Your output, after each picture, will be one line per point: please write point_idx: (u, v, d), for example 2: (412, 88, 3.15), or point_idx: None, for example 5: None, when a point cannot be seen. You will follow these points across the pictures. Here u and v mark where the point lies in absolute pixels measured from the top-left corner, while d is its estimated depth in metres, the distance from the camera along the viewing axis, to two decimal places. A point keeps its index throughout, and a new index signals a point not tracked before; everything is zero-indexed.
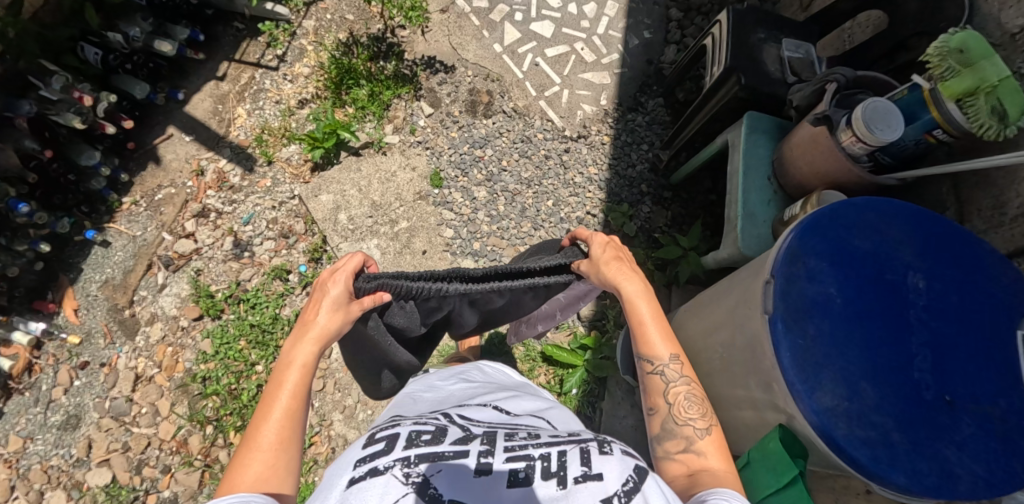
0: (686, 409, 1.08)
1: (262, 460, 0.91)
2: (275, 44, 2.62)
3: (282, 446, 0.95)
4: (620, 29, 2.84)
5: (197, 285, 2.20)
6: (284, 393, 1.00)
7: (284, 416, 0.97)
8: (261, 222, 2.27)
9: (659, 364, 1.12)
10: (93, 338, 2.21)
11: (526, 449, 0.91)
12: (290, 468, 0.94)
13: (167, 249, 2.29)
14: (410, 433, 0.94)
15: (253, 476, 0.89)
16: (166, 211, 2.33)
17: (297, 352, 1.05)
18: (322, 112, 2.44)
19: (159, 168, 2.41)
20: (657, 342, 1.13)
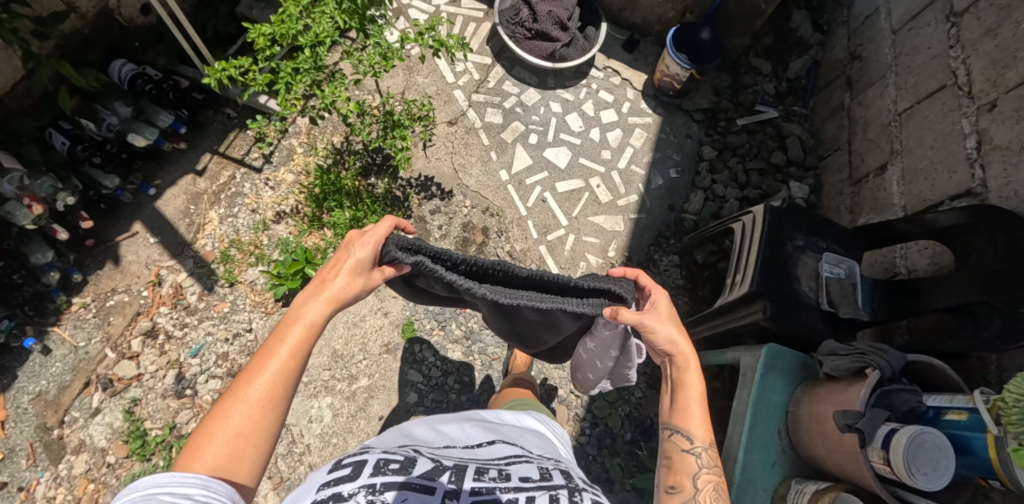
0: (714, 498, 1.05)
1: (231, 433, 0.90)
2: (262, 140, 2.38)
3: (262, 413, 0.94)
4: (644, 165, 2.57)
5: (131, 418, 2.01)
6: (280, 348, 0.99)
7: (267, 388, 0.95)
8: (211, 355, 2.07)
9: (696, 445, 1.10)
10: (15, 457, 1.99)
11: (494, 493, 0.78)
12: (256, 453, 0.93)
13: (108, 368, 2.09)
14: (378, 459, 0.81)
15: (223, 441, 0.89)
16: (115, 322, 2.14)
17: (306, 310, 1.05)
18: (297, 234, 2.22)
19: (116, 270, 2.21)
20: (696, 423, 1.13)
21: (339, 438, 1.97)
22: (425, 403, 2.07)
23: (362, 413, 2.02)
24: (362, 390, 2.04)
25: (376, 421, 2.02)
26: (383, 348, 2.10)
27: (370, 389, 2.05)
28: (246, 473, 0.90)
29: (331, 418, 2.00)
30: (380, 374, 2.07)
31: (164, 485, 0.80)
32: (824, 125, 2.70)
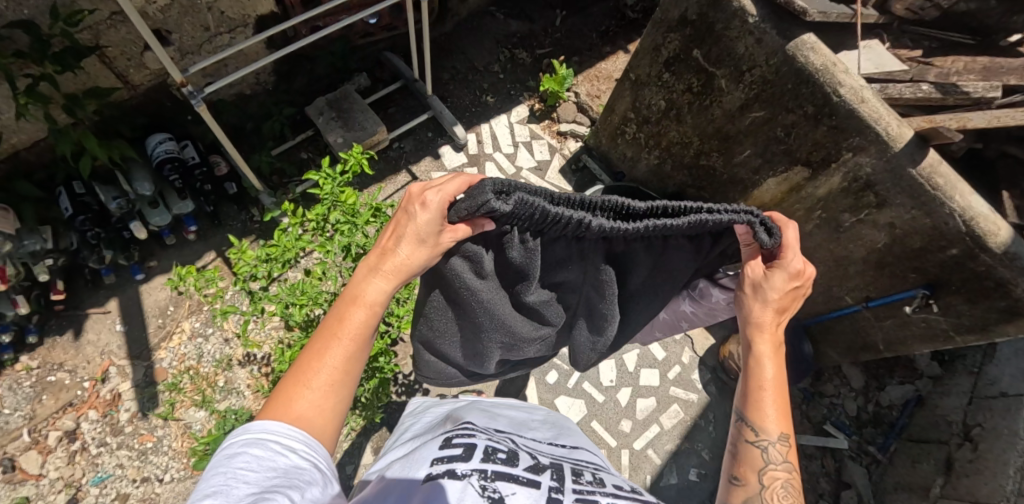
0: (781, 496, 0.98)
1: (312, 398, 0.91)
2: None
3: (337, 382, 0.93)
4: (664, 453, 2.13)
5: None
6: (345, 331, 0.95)
7: (339, 362, 0.94)
8: (112, 491, 1.87)
9: (764, 438, 1.03)
10: None
11: (594, 495, 0.89)
12: (337, 408, 0.94)
13: (12, 453, 1.91)
14: (487, 448, 0.95)
15: (310, 396, 0.91)
16: (45, 403, 1.98)
17: (367, 289, 0.98)
18: (253, 395, 2.00)
19: (73, 343, 2.05)
20: (771, 416, 1.03)
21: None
22: None
23: None
24: None
25: None
26: None
27: None
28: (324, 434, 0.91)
29: None
30: None
31: (269, 433, 0.85)
32: (891, 493, 2.19)
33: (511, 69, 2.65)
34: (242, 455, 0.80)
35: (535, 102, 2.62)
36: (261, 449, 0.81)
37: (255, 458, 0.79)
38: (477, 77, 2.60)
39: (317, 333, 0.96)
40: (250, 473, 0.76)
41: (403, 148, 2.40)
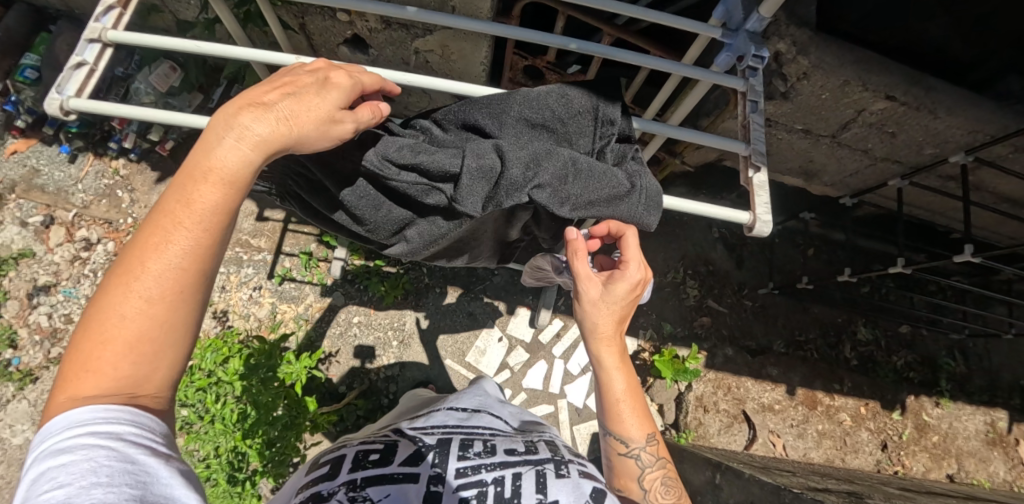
0: (660, 493, 1.03)
1: (127, 333, 0.65)
2: (288, 272, 2.12)
3: (176, 290, 0.68)
4: None
5: (16, 257, 2.17)
6: (183, 213, 0.69)
7: (179, 262, 0.69)
8: (72, 306, 2.14)
9: (633, 446, 1.04)
10: None
11: (479, 474, 0.85)
12: (180, 337, 0.69)
13: (61, 218, 2.23)
14: (357, 456, 0.90)
15: (124, 334, 0.65)
16: (103, 205, 2.24)
17: (223, 141, 0.72)
18: None
19: (152, 182, 2.25)
20: (633, 424, 1.04)
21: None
22: None
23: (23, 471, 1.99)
24: None
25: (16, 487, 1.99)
26: None
27: None
28: (158, 386, 0.67)
29: (16, 444, 2.02)
30: None
31: (81, 428, 0.60)
32: None
33: (658, 297, 2.27)
34: (46, 472, 0.56)
35: (646, 350, 2.20)
36: (75, 447, 0.58)
37: (67, 463, 0.57)
38: None
39: (130, 246, 0.68)
40: (59, 491, 0.54)
41: (493, 277, 2.15)
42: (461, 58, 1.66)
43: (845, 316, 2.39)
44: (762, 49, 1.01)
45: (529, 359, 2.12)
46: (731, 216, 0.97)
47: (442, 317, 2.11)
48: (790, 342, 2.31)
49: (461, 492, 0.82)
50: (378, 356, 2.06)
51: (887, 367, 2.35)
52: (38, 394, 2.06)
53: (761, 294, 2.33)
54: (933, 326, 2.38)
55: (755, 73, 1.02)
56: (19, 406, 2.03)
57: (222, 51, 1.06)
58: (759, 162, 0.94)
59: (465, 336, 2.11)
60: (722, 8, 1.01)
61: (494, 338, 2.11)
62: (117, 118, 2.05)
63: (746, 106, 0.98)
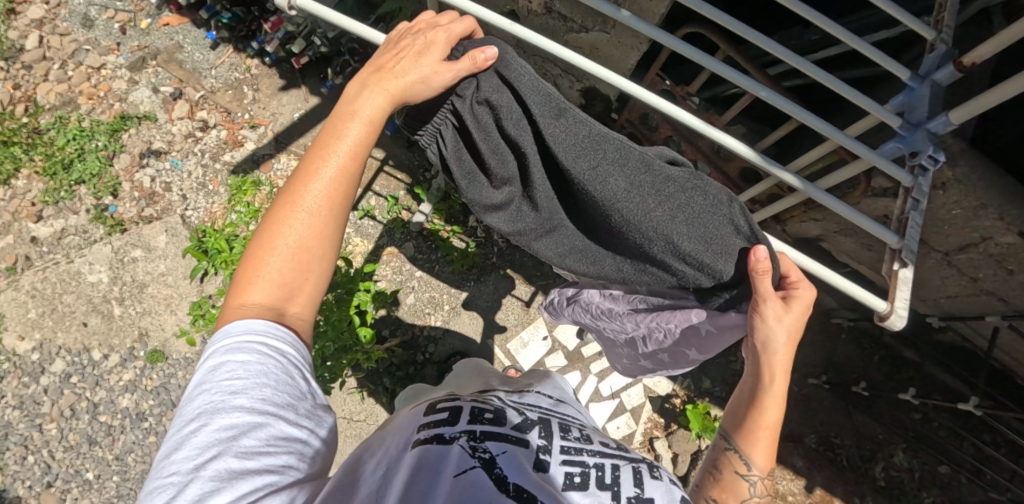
0: None
1: (280, 262, 0.76)
2: (371, 210, 2.20)
3: (325, 216, 0.79)
4: None
5: (142, 118, 2.36)
6: (338, 148, 0.81)
7: (326, 191, 0.80)
8: (174, 176, 2.30)
9: (750, 474, 0.93)
10: (139, 39, 2.45)
11: (581, 456, 0.82)
12: (325, 265, 0.80)
13: (189, 96, 2.39)
14: (473, 407, 0.84)
15: (284, 255, 0.76)
16: (228, 95, 2.39)
17: (364, 102, 0.84)
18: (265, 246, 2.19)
19: (276, 88, 2.38)
20: (761, 451, 0.93)
21: (65, 290, 2.19)
22: (86, 362, 2.15)
23: (91, 307, 2.18)
24: (111, 307, 2.18)
25: (80, 318, 2.17)
26: (147, 327, 2.17)
27: (104, 319, 2.17)
28: (302, 305, 0.77)
29: (92, 281, 2.20)
30: (125, 324, 2.17)
31: (253, 332, 0.70)
32: None
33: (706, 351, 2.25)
34: (227, 362, 0.67)
35: (679, 396, 2.13)
36: (247, 350, 0.68)
37: (242, 362, 0.67)
38: None
39: (284, 190, 0.79)
40: (236, 381, 0.65)
41: (557, 277, 2.16)
42: (606, 61, 1.69)
43: (888, 433, 2.27)
44: (940, 152, 0.98)
45: (565, 366, 2.12)
46: (866, 299, 0.98)
47: (497, 298, 2.14)
48: (823, 439, 2.24)
49: (565, 467, 0.78)
50: (427, 314, 2.12)
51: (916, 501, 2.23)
52: (121, 244, 2.23)
53: (810, 384, 2.26)
54: (979, 478, 2.23)
55: (924, 173, 1.01)
56: (106, 248, 2.21)
57: None
58: (906, 259, 0.96)
59: (514, 323, 2.14)
60: (905, 98, 1.01)
61: (539, 335, 2.13)
62: (268, 22, 2.16)
63: (906, 201, 0.98)
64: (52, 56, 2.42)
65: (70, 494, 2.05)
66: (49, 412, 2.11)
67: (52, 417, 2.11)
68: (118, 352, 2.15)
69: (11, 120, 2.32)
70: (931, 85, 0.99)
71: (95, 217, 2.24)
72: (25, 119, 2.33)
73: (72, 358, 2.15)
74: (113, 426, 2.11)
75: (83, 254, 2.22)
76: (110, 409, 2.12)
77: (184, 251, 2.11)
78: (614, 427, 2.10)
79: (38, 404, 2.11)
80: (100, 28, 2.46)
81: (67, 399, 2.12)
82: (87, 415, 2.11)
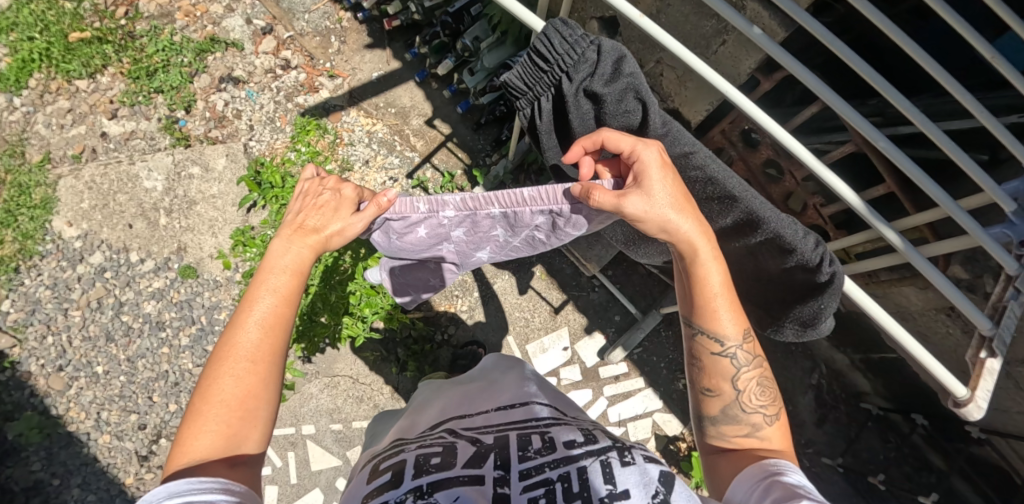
0: (755, 397, 0.86)
1: (223, 413, 0.67)
2: (424, 181, 2.20)
3: (272, 341, 0.73)
4: None
5: (230, 44, 2.42)
6: (267, 293, 0.76)
7: (263, 333, 0.72)
8: (247, 107, 2.36)
9: (728, 344, 0.86)
10: None
11: (543, 471, 0.73)
12: (270, 405, 0.71)
13: (279, 34, 2.45)
14: (417, 458, 0.80)
15: (223, 407, 0.67)
16: (315, 42, 2.43)
17: (286, 253, 0.81)
18: None
19: (361, 44, 2.42)
20: (728, 316, 0.85)
21: (120, 189, 2.25)
22: (120, 261, 2.20)
23: (140, 210, 2.24)
24: (158, 216, 2.23)
25: (126, 219, 2.23)
26: (186, 242, 2.21)
27: (149, 225, 2.23)
28: (255, 439, 0.68)
29: (146, 187, 2.26)
30: (166, 235, 2.22)
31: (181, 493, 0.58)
32: None
33: None
34: None
35: (685, 440, 2.03)
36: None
37: None
38: None
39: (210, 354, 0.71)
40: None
41: (591, 292, 2.10)
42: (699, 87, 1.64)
43: None
44: None
45: (578, 381, 2.06)
46: (948, 384, 0.96)
47: (525, 297, 2.09)
48: None
49: (528, 495, 0.70)
50: (454, 297, 2.08)
51: None
52: (181, 159, 2.29)
53: (823, 463, 2.14)
54: None
55: None
56: (166, 160, 2.28)
57: None
58: (997, 349, 0.92)
59: (537, 326, 2.08)
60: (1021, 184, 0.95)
61: (560, 345, 2.07)
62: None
63: (1005, 289, 0.91)
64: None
65: (76, 383, 2.10)
66: (77, 300, 2.17)
67: (77, 305, 2.17)
68: (153, 260, 2.21)
69: (109, 19, 2.41)
70: None
71: (165, 127, 2.31)
72: (123, 21, 2.42)
73: (109, 254, 2.21)
74: (131, 329, 2.16)
75: (145, 160, 2.28)
76: (131, 312, 2.17)
77: (240, 179, 2.16)
78: None
79: (69, 290, 2.17)
80: None
81: (96, 292, 2.17)
82: (111, 312, 2.16)
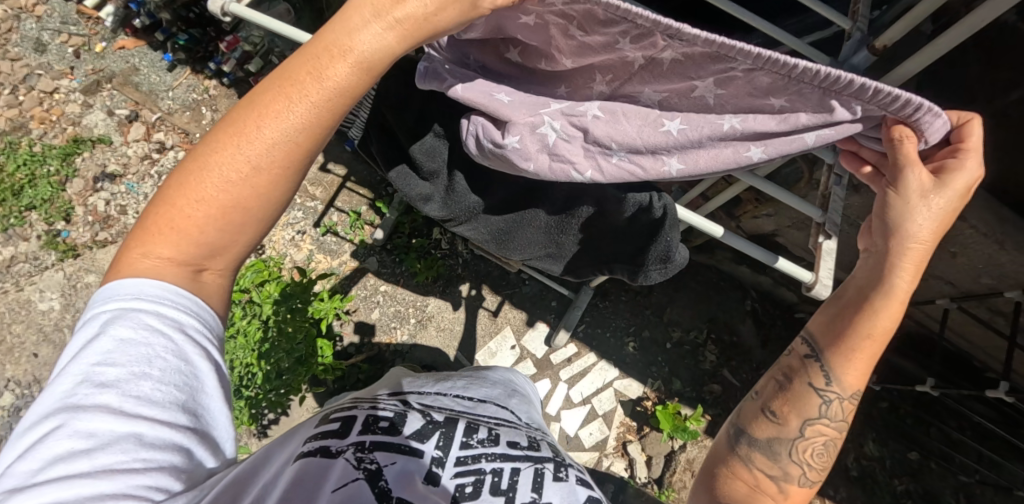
0: (818, 454, 0.88)
1: (199, 216, 0.59)
2: (332, 226, 2.17)
3: (273, 172, 0.60)
4: None
5: (97, 141, 2.32)
6: (297, 93, 0.60)
7: (279, 140, 0.60)
8: (131, 200, 2.26)
9: (834, 391, 0.85)
10: (93, 64, 2.42)
11: (478, 463, 0.76)
12: (257, 225, 0.63)
13: (145, 118, 2.36)
14: (373, 414, 0.81)
15: (207, 203, 0.59)
16: (185, 117, 2.36)
17: (358, 42, 0.61)
18: None
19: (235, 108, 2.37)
20: (860, 370, 0.83)
21: (14, 319, 2.10)
22: (30, 395, 2.04)
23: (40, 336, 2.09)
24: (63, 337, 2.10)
25: (28, 350, 2.08)
26: None
27: (57, 349, 2.09)
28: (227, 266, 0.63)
29: (41, 311, 2.11)
30: None
31: (146, 300, 0.58)
32: None
33: (675, 353, 2.16)
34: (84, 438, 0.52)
35: (649, 399, 2.10)
36: (135, 321, 0.56)
37: (105, 361, 0.54)
38: (646, 320, 2.17)
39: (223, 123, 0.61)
40: (113, 371, 0.54)
41: (523, 286, 2.15)
42: None
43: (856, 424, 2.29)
44: None
45: (534, 374, 2.10)
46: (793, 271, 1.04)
47: (462, 309, 2.11)
48: None
49: (458, 479, 0.73)
50: (393, 329, 2.07)
51: (885, 488, 2.24)
52: (73, 271, 2.16)
53: None
54: (944, 461, 2.25)
55: None
56: (55, 278, 2.14)
57: None
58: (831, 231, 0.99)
59: (481, 334, 2.10)
60: None
61: (508, 345, 2.10)
62: (225, 42, 2.15)
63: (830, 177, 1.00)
64: (2, 81, 2.37)
65: None
66: None
67: None
68: None
69: None
70: (850, 69, 1.05)
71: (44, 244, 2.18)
72: None
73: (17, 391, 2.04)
74: None
75: (34, 282, 2.14)
76: None
77: None
78: (587, 433, 2.06)
79: None
80: (53, 53, 2.42)
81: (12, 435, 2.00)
82: None
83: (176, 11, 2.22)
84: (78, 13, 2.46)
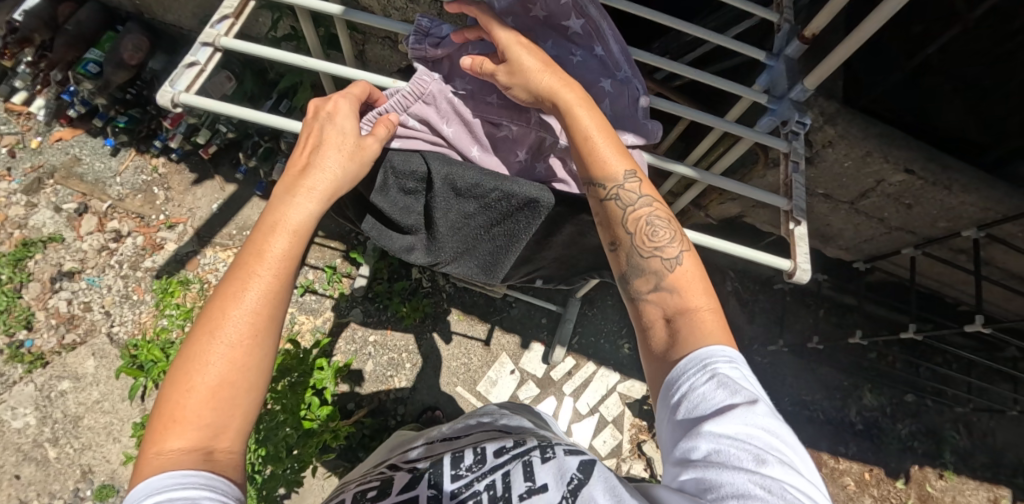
0: (654, 237, 0.82)
1: (198, 402, 0.60)
2: (308, 284, 2.12)
3: (250, 341, 0.64)
4: None
5: (47, 240, 2.22)
6: (262, 264, 0.67)
7: (252, 313, 0.65)
8: (93, 295, 2.17)
9: (614, 185, 0.82)
10: (30, 161, 2.33)
11: (472, 486, 0.77)
12: (253, 396, 0.64)
13: (95, 208, 2.28)
14: (356, 492, 0.84)
15: (204, 388, 0.60)
16: (137, 200, 2.29)
17: (291, 209, 0.72)
18: None
19: (188, 183, 2.32)
20: (610, 157, 0.82)
21: None
22: None
23: (19, 456, 1.98)
24: (44, 452, 1.98)
25: (9, 473, 1.96)
26: (86, 464, 1.98)
27: (39, 466, 1.97)
28: (233, 441, 0.61)
29: (16, 429, 2.00)
30: (60, 468, 1.97)
31: (158, 492, 0.54)
32: None
33: None
34: None
35: None
36: None
37: None
38: None
39: (196, 322, 0.64)
40: None
41: (510, 309, 2.15)
42: None
43: (852, 379, 2.37)
44: (805, 117, 1.09)
45: (538, 394, 2.09)
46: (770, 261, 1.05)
47: (455, 344, 2.10)
48: (796, 401, 2.32)
49: None
50: (390, 377, 2.04)
51: (891, 435, 2.31)
52: (45, 380, 2.06)
53: (770, 351, 2.34)
54: (939, 397, 2.34)
55: (797, 137, 1.09)
56: (27, 390, 2.04)
57: (307, 63, 1.09)
58: (799, 216, 1.05)
59: (478, 365, 2.10)
60: (768, 76, 1.11)
61: (507, 370, 2.10)
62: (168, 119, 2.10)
63: (789, 165, 1.08)
64: None
65: None
66: None
67: None
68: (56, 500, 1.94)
69: None
70: (785, 61, 1.10)
71: (8, 357, 2.07)
72: None
73: None
74: None
75: (3, 401, 2.03)
76: None
77: (117, 372, 1.94)
78: (601, 442, 2.06)
79: None
80: None
81: None
82: None
83: (113, 95, 2.13)
84: (7, 111, 2.38)
